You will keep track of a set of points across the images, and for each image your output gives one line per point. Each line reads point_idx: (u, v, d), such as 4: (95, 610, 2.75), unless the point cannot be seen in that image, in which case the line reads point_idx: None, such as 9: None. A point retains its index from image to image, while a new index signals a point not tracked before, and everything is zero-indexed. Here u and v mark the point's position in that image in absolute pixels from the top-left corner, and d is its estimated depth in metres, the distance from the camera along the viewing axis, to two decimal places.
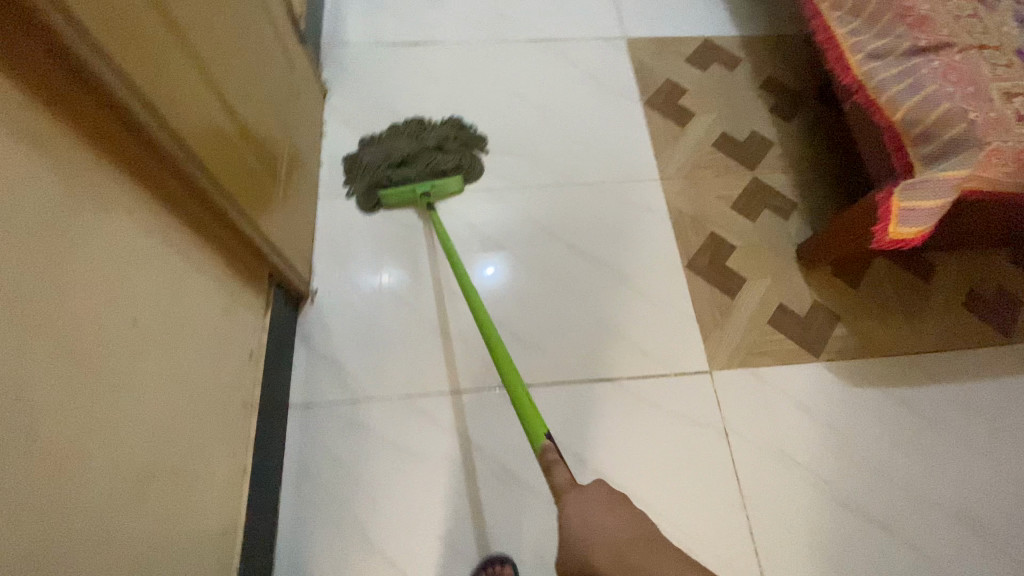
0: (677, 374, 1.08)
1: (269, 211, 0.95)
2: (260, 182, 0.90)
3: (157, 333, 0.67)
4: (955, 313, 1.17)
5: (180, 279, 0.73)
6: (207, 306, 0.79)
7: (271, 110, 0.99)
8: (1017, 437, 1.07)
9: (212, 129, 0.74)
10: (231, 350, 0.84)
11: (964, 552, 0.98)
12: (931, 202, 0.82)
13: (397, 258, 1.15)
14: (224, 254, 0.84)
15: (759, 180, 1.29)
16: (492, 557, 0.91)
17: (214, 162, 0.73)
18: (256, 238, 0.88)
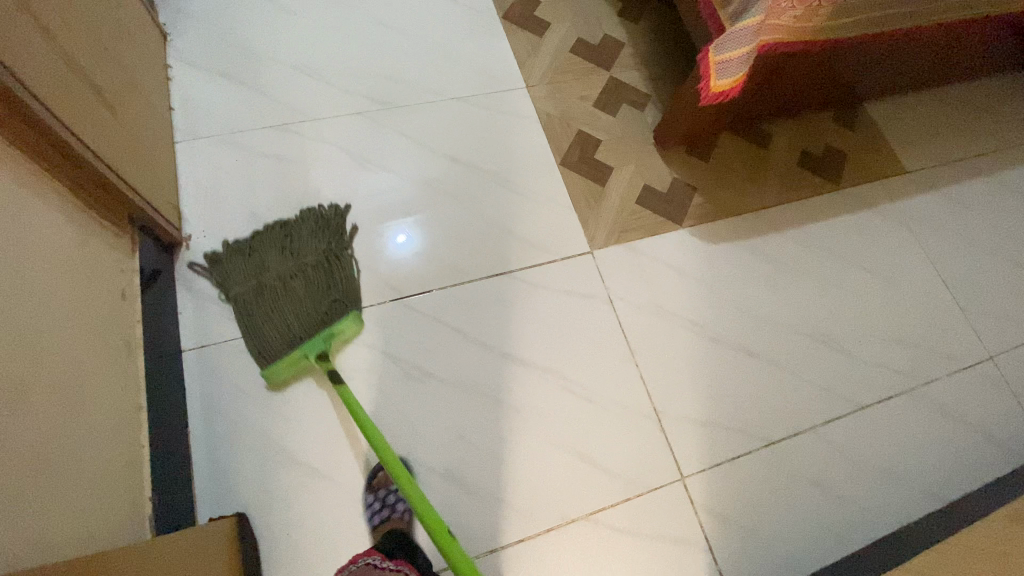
0: (563, 258, 1.17)
1: (120, 150, 0.90)
2: (101, 115, 0.85)
3: (10, 253, 0.66)
4: (791, 171, 1.35)
5: (25, 206, 0.71)
6: (60, 240, 0.77)
7: (103, 44, 0.92)
8: (846, 263, 1.27)
9: (32, 47, 0.70)
10: (95, 290, 0.83)
11: (817, 360, 1.16)
12: (738, 53, 0.93)
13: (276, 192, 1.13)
14: (68, 189, 0.80)
15: (615, 77, 1.39)
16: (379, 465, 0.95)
17: (36, 79, 0.70)
18: (109, 172, 0.84)
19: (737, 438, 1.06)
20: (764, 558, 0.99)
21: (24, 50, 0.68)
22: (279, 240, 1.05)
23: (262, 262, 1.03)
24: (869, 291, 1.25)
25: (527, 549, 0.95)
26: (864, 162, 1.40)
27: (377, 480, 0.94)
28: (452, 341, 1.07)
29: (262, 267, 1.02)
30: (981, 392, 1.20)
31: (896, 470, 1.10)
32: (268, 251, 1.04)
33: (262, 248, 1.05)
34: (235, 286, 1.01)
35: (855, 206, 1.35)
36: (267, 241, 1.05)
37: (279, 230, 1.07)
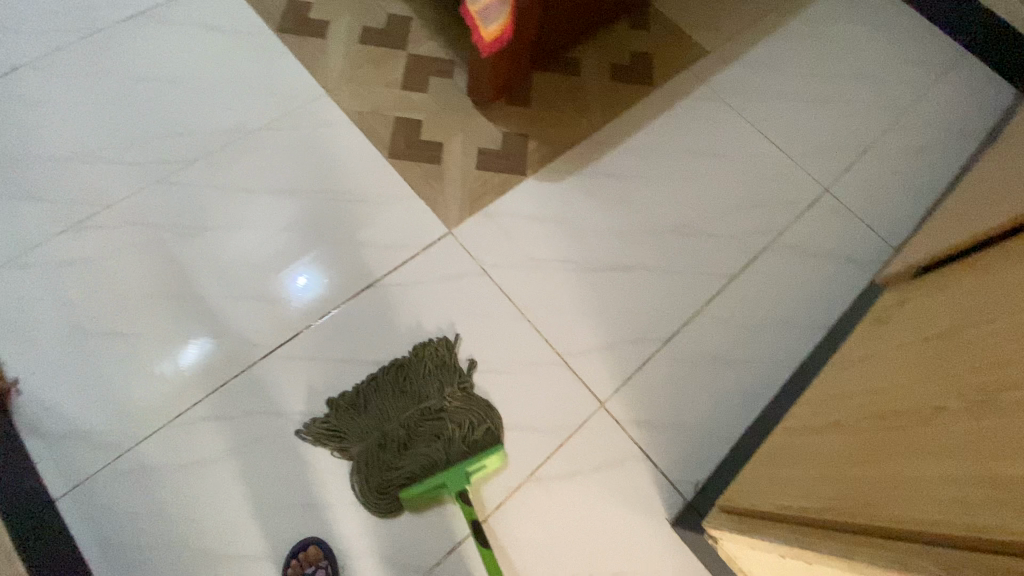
0: (426, 249, 1.16)
1: None
2: None
3: None
4: (607, 87, 1.39)
5: None
6: None
7: None
8: (685, 152, 1.35)
9: None
10: None
11: (688, 250, 1.23)
12: None
13: (99, 296, 1.03)
14: None
15: (415, 53, 1.36)
16: (295, 550, 0.90)
17: None
18: None
19: (641, 348, 1.11)
20: (699, 445, 1.05)
21: None
22: (402, 387, 1.01)
23: (387, 415, 0.98)
24: (712, 171, 1.34)
25: (494, 526, 0.96)
26: (670, 54, 1.47)
27: (293, 566, 0.89)
28: (346, 370, 1.04)
29: (386, 422, 0.98)
30: (832, 223, 1.31)
31: (787, 317, 1.19)
32: (391, 396, 1.00)
33: (381, 394, 1.00)
34: (354, 436, 0.97)
35: (675, 98, 1.42)
36: (384, 390, 1.00)
37: (387, 380, 1.01)
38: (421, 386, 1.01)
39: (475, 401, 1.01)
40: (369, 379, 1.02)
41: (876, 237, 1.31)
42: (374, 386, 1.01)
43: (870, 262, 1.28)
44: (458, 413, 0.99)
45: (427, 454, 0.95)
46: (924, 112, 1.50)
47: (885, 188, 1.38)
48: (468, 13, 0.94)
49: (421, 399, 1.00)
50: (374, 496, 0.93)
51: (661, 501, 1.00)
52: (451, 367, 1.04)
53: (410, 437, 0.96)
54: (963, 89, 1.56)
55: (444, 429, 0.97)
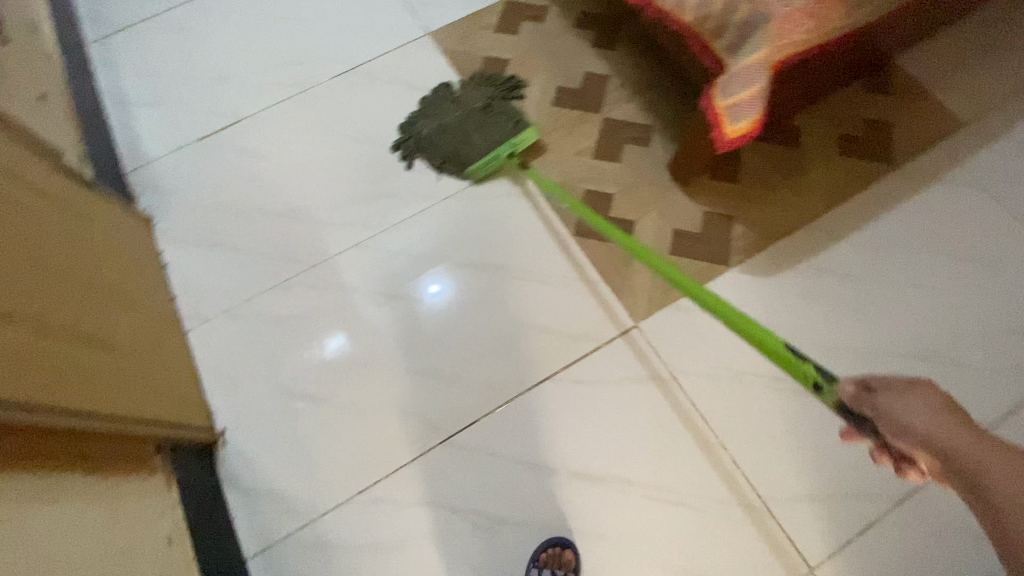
0: (609, 343, 1.06)
1: (145, 391, 0.87)
2: (116, 373, 0.82)
3: None
4: (833, 165, 1.19)
5: (72, 517, 0.68)
6: (112, 527, 0.74)
7: (101, 283, 0.89)
8: (932, 253, 1.10)
9: (24, 355, 0.66)
10: (154, 555, 0.79)
11: (933, 383, 0.99)
12: (751, 92, 0.78)
13: (297, 355, 1.08)
14: (104, 465, 0.78)
15: (610, 117, 1.27)
16: (550, 541, 0.92)
17: (45, 393, 0.67)
18: (132, 428, 0.81)
19: (865, 505, 0.92)
20: None
21: (22, 374, 0.65)
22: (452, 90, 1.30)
23: (450, 111, 1.27)
24: (968, 280, 1.07)
25: None
26: (916, 125, 1.22)
27: (545, 556, 0.90)
28: (519, 472, 0.98)
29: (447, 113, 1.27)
30: None
31: None
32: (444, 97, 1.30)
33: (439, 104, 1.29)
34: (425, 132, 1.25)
35: (920, 181, 1.17)
36: (441, 103, 1.28)
37: (442, 97, 1.29)
38: (469, 97, 1.29)
39: (502, 90, 1.30)
40: (430, 95, 1.31)
41: None
42: (433, 103, 1.29)
43: None
44: (493, 104, 1.27)
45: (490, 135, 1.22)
46: None
47: None
48: (713, 106, 0.82)
49: (468, 98, 1.28)
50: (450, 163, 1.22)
51: None
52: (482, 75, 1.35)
53: (467, 122, 1.24)
54: None
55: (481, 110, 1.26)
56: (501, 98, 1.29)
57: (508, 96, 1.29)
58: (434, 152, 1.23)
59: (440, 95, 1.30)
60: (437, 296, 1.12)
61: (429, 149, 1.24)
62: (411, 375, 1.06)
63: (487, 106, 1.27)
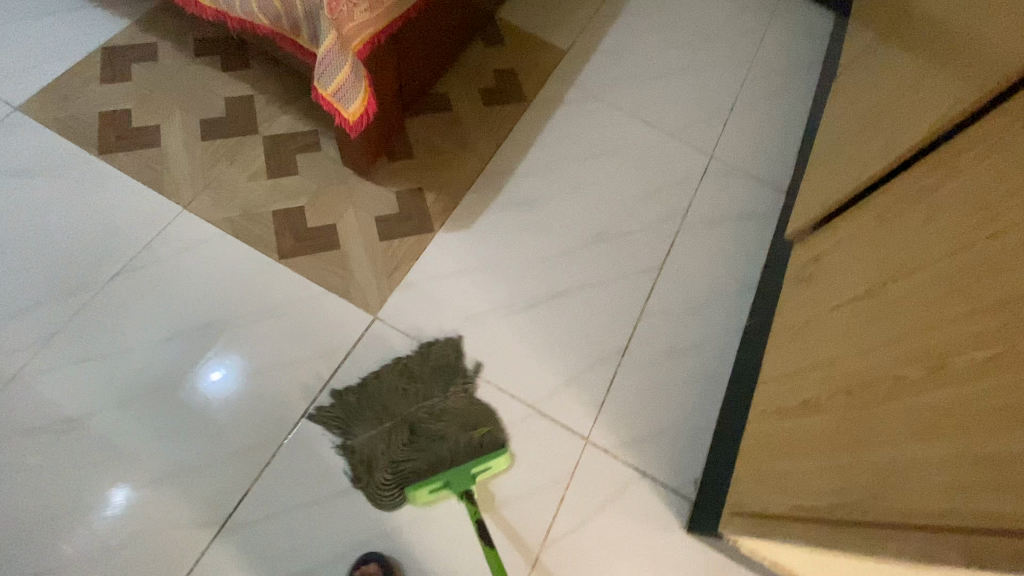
0: (356, 343, 1.06)
1: None
2: None
3: None
4: (483, 115, 1.35)
5: None
6: None
7: None
8: (578, 158, 1.35)
9: None
10: None
11: (613, 254, 1.24)
12: (343, 74, 0.83)
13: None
14: None
15: (270, 133, 1.23)
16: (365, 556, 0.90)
17: None
18: None
19: (604, 368, 1.11)
20: (683, 442, 1.07)
21: None
22: (394, 388, 1.01)
23: (389, 420, 0.99)
24: (608, 169, 1.35)
25: (563, 522, 0.98)
26: (531, 63, 1.46)
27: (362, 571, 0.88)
28: (317, 508, 0.94)
29: (388, 428, 0.99)
30: (727, 186, 1.38)
31: (721, 289, 1.24)
32: (388, 407, 1.01)
33: (374, 404, 1.00)
34: (370, 454, 0.97)
35: (550, 106, 1.41)
36: (392, 402, 1.01)
37: (392, 390, 1.02)
38: (449, 423, 1.00)
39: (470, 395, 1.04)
40: (367, 378, 1.03)
41: (768, 186, 1.40)
42: (375, 399, 1.01)
43: (771, 211, 1.36)
44: (470, 431, 1.00)
45: (433, 459, 0.96)
46: (768, 57, 1.62)
47: (761, 139, 1.47)
48: (325, 99, 0.87)
49: (436, 414, 1.01)
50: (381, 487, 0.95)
51: (671, 512, 1.01)
52: (454, 356, 1.07)
53: (419, 442, 0.97)
54: (792, 29, 1.70)
55: (450, 438, 0.98)
56: (482, 423, 1.02)
57: (490, 425, 1.02)
58: (379, 481, 0.95)
59: (388, 394, 1.01)
60: (219, 380, 1.00)
61: (374, 477, 0.95)
62: (157, 479, 0.93)
63: (461, 432, 0.99)
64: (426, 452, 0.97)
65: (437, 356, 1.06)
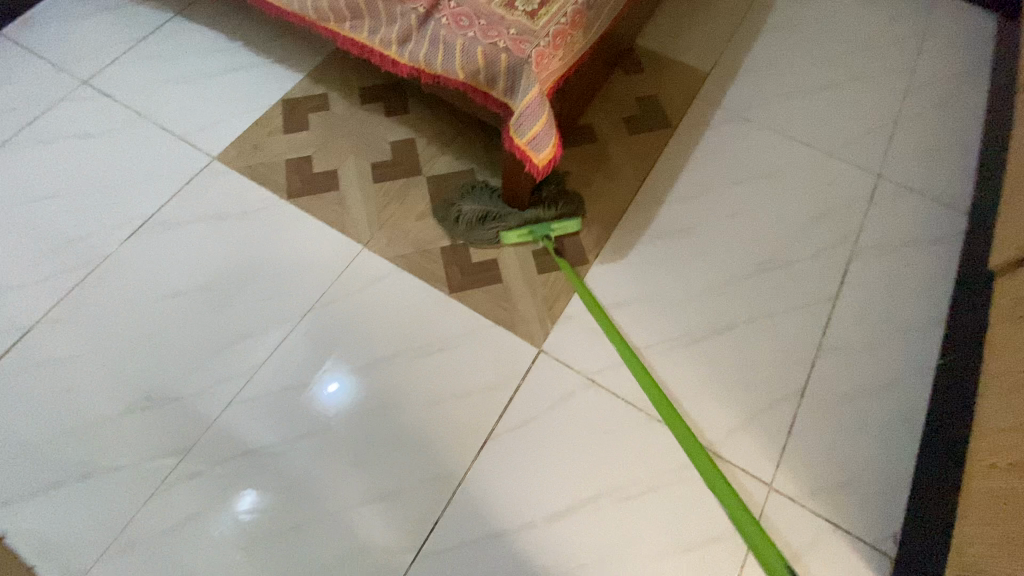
0: (524, 377, 1.08)
1: None
2: None
3: None
4: (629, 145, 1.35)
5: None
6: None
7: None
8: (730, 184, 1.31)
9: None
10: None
11: (778, 285, 1.18)
12: (539, 124, 0.86)
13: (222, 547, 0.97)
14: None
15: (431, 172, 1.31)
16: None
17: None
18: None
19: (779, 408, 1.06)
20: (878, 492, 0.99)
21: None
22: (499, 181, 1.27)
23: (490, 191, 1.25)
24: (763, 195, 1.29)
25: (751, 570, 0.93)
26: (674, 89, 1.44)
27: None
28: (502, 539, 0.96)
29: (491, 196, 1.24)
30: (899, 209, 1.28)
31: (905, 323, 1.14)
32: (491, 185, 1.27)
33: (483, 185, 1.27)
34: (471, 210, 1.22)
35: (696, 132, 1.38)
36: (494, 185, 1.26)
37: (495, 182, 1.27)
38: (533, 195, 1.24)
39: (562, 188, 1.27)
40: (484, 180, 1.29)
41: (947, 207, 1.28)
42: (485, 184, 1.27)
43: (953, 236, 1.24)
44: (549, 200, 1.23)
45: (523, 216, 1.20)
46: (932, 65, 1.49)
47: (935, 155, 1.35)
48: (516, 143, 0.90)
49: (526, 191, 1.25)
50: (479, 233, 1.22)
51: (870, 570, 0.94)
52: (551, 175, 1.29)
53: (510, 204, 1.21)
54: (956, 32, 1.56)
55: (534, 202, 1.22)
56: (560, 194, 1.25)
57: (569, 197, 1.25)
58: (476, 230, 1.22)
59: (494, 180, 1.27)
60: (331, 395, 1.08)
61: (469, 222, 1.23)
62: (356, 503, 1.00)
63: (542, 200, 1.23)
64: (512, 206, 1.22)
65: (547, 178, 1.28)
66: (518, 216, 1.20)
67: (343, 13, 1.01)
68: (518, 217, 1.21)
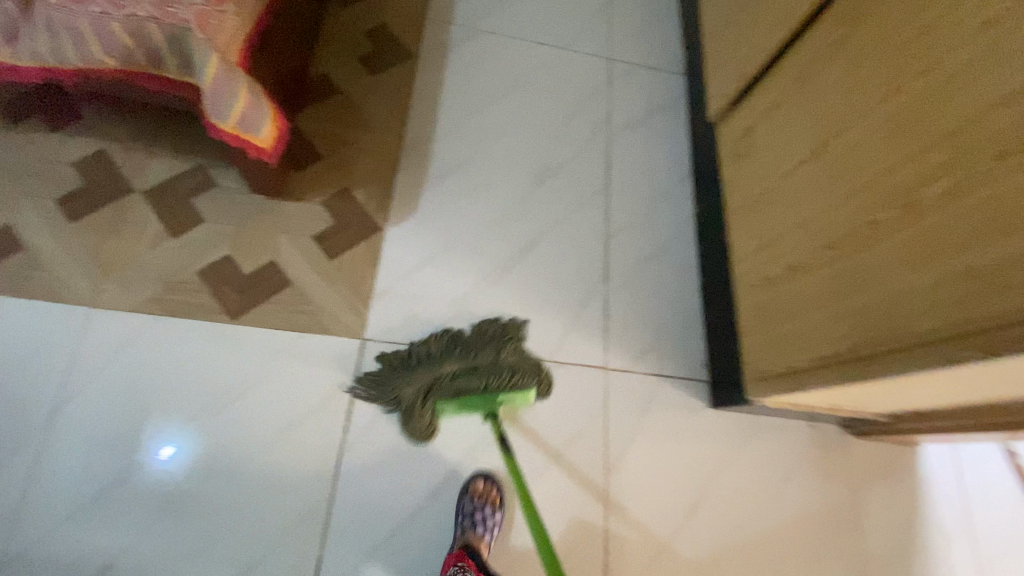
0: (357, 375, 1.00)
1: None
2: None
3: None
4: (375, 87, 1.23)
5: None
6: None
7: None
8: (489, 103, 1.29)
9: None
10: None
11: (561, 189, 1.24)
12: (243, 102, 0.71)
13: None
14: None
15: (149, 185, 1.04)
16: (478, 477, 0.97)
17: None
18: None
19: (596, 300, 1.15)
20: (686, 335, 1.16)
21: None
22: (442, 342, 0.98)
23: (437, 358, 0.97)
24: (521, 106, 1.31)
25: (615, 445, 1.06)
26: (400, 13, 1.32)
27: (472, 500, 0.94)
28: (396, 538, 0.93)
29: (428, 365, 0.96)
30: (634, 86, 1.40)
31: (666, 186, 1.29)
32: (437, 349, 0.98)
33: (425, 351, 0.98)
34: (404, 380, 0.96)
35: (439, 56, 1.30)
36: (442, 348, 0.98)
37: (437, 345, 0.98)
38: (484, 367, 0.96)
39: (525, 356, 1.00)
40: (436, 335, 1.01)
41: (670, 73, 1.43)
42: (432, 344, 0.98)
43: (679, 98, 1.41)
44: (510, 372, 0.96)
45: (458, 391, 0.94)
46: None
47: (647, 26, 1.48)
48: (232, 138, 0.75)
49: (471, 358, 0.97)
50: (401, 410, 0.96)
51: (697, 398, 1.12)
52: (507, 328, 1.04)
53: (454, 376, 0.95)
54: None
55: (484, 375, 0.95)
56: (523, 365, 0.98)
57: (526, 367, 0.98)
58: (407, 399, 0.96)
59: (439, 337, 0.99)
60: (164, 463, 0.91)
61: (403, 394, 0.96)
62: None
63: (505, 372, 0.96)
64: (450, 384, 0.94)
65: (508, 324, 1.04)
66: (460, 387, 0.94)
67: None
68: (456, 387, 0.94)
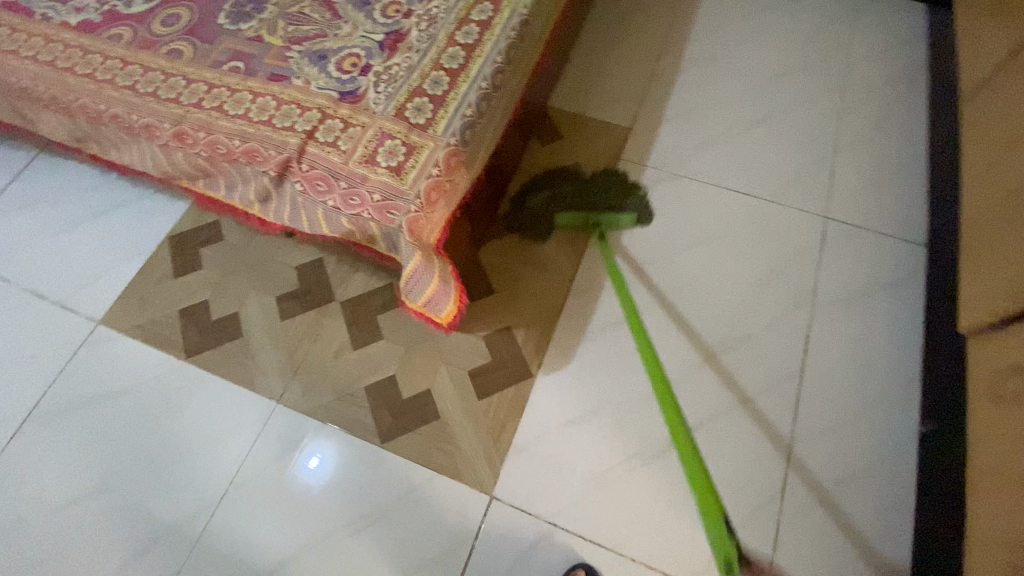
0: (477, 536, 0.96)
1: None
2: None
3: None
4: (557, 227, 1.24)
5: None
6: None
7: None
8: (671, 254, 1.21)
9: None
10: None
11: (736, 366, 1.09)
12: (433, 287, 0.75)
13: None
14: None
15: (345, 296, 1.17)
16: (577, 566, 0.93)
17: None
18: None
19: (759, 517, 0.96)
20: None
21: None
22: (562, 176, 1.25)
23: (557, 183, 1.23)
24: (707, 261, 1.21)
25: None
26: (595, 152, 1.33)
27: None
28: None
29: (556, 183, 1.23)
30: (849, 254, 1.20)
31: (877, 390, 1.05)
32: (554, 181, 1.24)
33: (544, 180, 1.25)
34: (527, 199, 1.20)
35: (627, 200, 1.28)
36: (563, 179, 1.25)
37: (553, 176, 1.25)
38: (592, 196, 1.21)
39: (634, 198, 1.25)
40: (555, 172, 1.26)
41: (901, 245, 1.20)
42: (553, 178, 1.25)
43: (910, 277, 1.16)
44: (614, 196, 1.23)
45: (577, 206, 1.19)
46: (862, 79, 1.41)
47: (878, 186, 1.27)
48: (427, 315, 0.80)
49: (588, 180, 1.25)
50: (513, 210, 1.21)
51: None
52: (619, 173, 1.29)
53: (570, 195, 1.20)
54: (881, 35, 1.47)
55: (592, 203, 1.21)
56: (626, 196, 1.24)
57: (634, 194, 1.25)
58: (534, 201, 1.20)
59: (564, 169, 1.27)
60: (309, 471, 1.03)
61: (534, 199, 1.20)
62: None
63: (610, 199, 1.23)
64: (574, 193, 1.21)
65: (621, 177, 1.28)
66: (579, 203, 1.20)
67: (193, 174, 0.85)
68: (574, 202, 1.20)
